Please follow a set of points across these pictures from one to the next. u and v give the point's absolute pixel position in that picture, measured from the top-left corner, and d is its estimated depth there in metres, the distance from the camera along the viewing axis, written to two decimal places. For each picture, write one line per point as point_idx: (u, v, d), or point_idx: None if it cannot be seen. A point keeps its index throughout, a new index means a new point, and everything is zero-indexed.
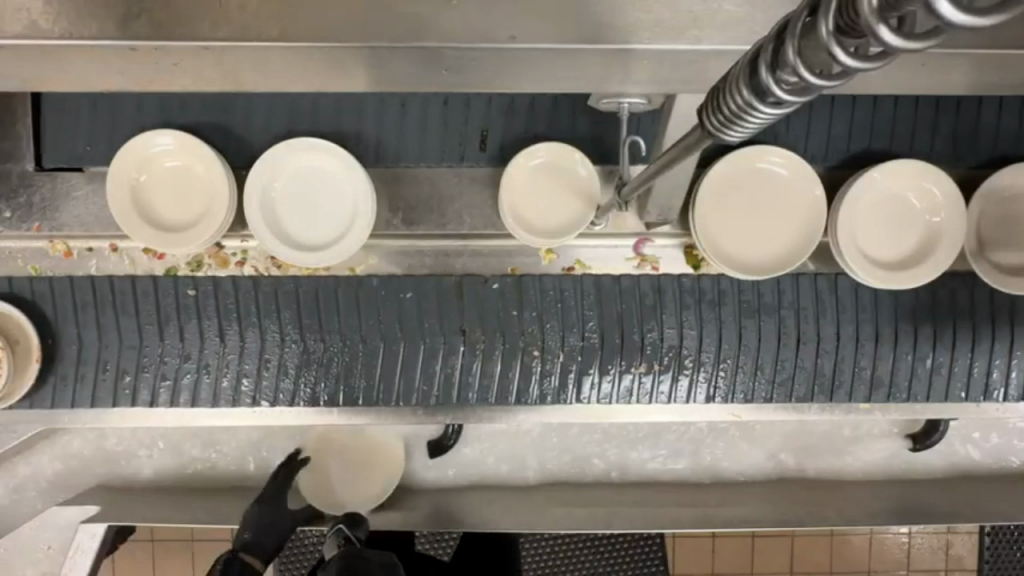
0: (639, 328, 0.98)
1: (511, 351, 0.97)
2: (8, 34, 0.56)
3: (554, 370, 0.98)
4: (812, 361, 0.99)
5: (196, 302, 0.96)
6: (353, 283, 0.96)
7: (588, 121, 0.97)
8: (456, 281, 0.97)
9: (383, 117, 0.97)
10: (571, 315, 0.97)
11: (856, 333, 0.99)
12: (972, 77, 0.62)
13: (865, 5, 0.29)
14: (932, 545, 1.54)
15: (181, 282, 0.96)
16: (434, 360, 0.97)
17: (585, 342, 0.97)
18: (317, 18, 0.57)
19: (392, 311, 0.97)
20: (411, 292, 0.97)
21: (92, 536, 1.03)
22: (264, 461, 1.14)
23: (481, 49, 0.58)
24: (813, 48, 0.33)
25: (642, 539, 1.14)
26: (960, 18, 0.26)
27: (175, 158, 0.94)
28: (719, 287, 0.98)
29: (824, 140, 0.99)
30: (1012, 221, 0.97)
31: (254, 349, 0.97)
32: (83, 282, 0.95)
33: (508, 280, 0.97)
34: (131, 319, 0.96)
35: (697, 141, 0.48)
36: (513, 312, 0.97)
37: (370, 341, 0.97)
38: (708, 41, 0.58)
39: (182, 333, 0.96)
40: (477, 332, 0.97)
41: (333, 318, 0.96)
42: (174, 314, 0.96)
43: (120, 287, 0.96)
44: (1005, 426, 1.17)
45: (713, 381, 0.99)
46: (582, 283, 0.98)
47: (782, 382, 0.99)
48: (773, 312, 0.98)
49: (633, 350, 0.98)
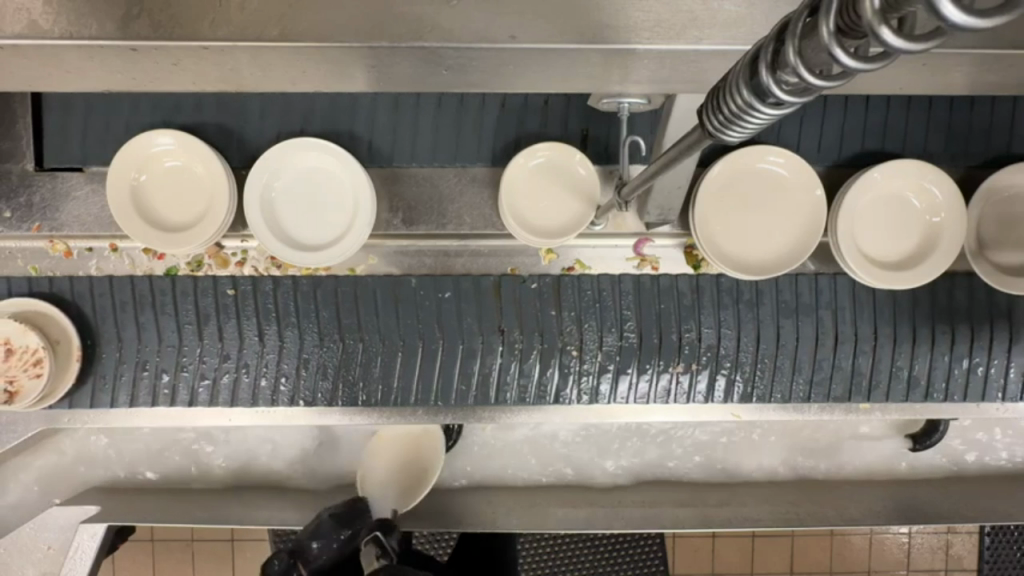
0: (677, 328, 0.97)
1: (550, 351, 0.97)
2: (8, 33, 0.56)
3: (592, 370, 0.98)
4: (850, 361, 0.99)
5: (235, 301, 0.96)
6: (392, 283, 0.96)
7: (588, 121, 0.97)
8: (494, 280, 0.97)
9: (382, 116, 0.97)
10: (608, 317, 0.97)
11: (894, 334, 0.99)
12: (973, 77, 0.62)
13: (868, 6, 0.29)
14: (932, 545, 1.54)
15: (220, 281, 0.95)
16: (473, 360, 0.97)
17: (623, 343, 0.97)
18: (317, 19, 0.57)
19: (430, 311, 0.97)
20: (450, 292, 0.97)
21: (92, 536, 1.04)
22: (263, 461, 1.14)
23: (482, 49, 0.58)
24: (813, 48, 0.33)
25: (642, 540, 1.15)
26: (965, 19, 0.26)
27: (176, 157, 0.94)
28: (757, 287, 0.98)
29: (823, 140, 0.99)
30: (1013, 221, 0.97)
31: (294, 349, 0.96)
32: (123, 281, 0.96)
33: (547, 281, 0.97)
34: (169, 318, 0.95)
35: (698, 142, 0.48)
36: (551, 313, 0.97)
37: (409, 339, 0.96)
38: (708, 41, 0.57)
39: (221, 333, 0.96)
40: (515, 333, 0.97)
41: (372, 317, 0.96)
42: (213, 314, 0.96)
43: (159, 287, 0.95)
44: (1005, 425, 1.17)
45: (754, 381, 0.99)
46: (621, 282, 0.98)
47: (820, 382, 0.99)
48: (811, 312, 0.98)
49: (672, 350, 0.98)
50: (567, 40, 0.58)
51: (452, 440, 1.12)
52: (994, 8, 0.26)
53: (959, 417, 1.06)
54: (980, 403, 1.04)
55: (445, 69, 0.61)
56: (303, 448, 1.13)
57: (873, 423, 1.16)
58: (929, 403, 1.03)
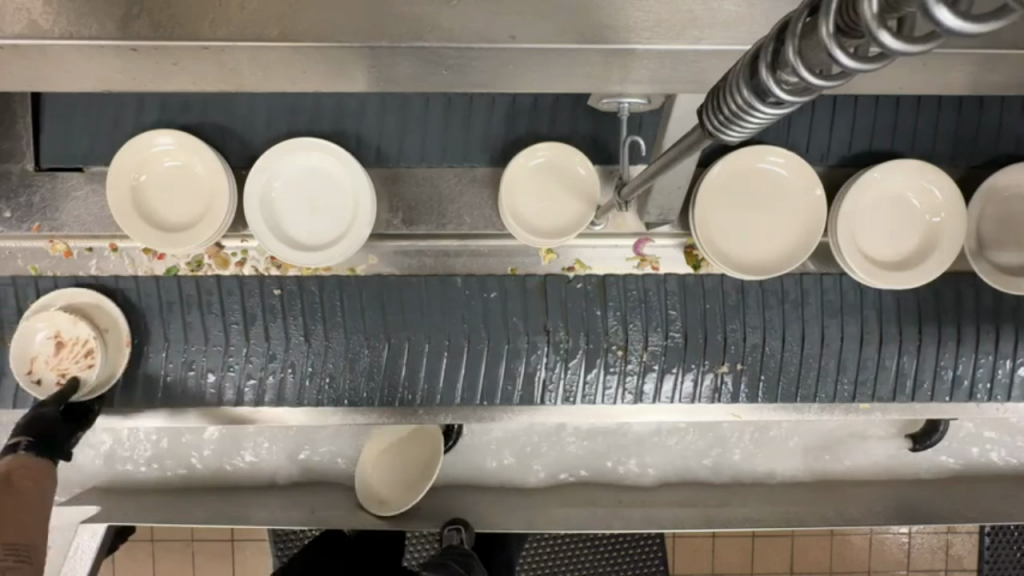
0: (723, 327, 0.98)
1: (595, 351, 0.98)
2: (8, 33, 0.56)
3: (635, 369, 0.99)
4: (895, 361, 0.99)
5: (281, 302, 0.97)
6: (438, 283, 0.97)
7: (588, 120, 0.97)
8: (540, 280, 0.98)
9: (381, 116, 0.97)
10: (654, 315, 0.98)
11: (939, 333, 0.99)
12: (973, 76, 0.62)
13: (866, 8, 0.29)
14: (931, 545, 1.54)
15: (266, 282, 0.97)
16: (518, 360, 0.98)
17: (668, 343, 0.98)
18: (316, 18, 0.58)
19: (477, 310, 0.97)
20: (496, 292, 0.98)
21: (92, 535, 1.03)
22: (263, 461, 1.14)
23: (481, 49, 0.58)
24: (812, 47, 0.33)
25: (642, 540, 1.15)
26: (959, 23, 0.26)
27: (176, 158, 0.94)
28: (801, 286, 0.99)
29: (824, 139, 0.99)
30: (1014, 221, 0.97)
31: (340, 348, 0.97)
32: (169, 282, 0.96)
33: (593, 281, 0.98)
34: (217, 319, 0.96)
35: (698, 142, 0.48)
36: (597, 312, 0.98)
37: (456, 338, 0.97)
38: (707, 41, 0.58)
39: (267, 333, 0.97)
40: (561, 332, 0.97)
41: (418, 317, 0.97)
42: (259, 314, 0.97)
43: (206, 287, 0.96)
44: (1005, 425, 1.17)
45: (800, 382, 0.99)
46: (665, 282, 0.99)
47: (864, 382, 1.00)
48: (856, 311, 0.99)
49: (717, 351, 0.98)
50: (566, 40, 0.58)
51: (451, 440, 1.12)
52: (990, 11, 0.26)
53: (959, 417, 1.05)
54: (980, 403, 1.04)
55: (445, 69, 0.61)
56: (304, 448, 1.14)
57: (872, 423, 1.16)
58: (928, 403, 1.03)
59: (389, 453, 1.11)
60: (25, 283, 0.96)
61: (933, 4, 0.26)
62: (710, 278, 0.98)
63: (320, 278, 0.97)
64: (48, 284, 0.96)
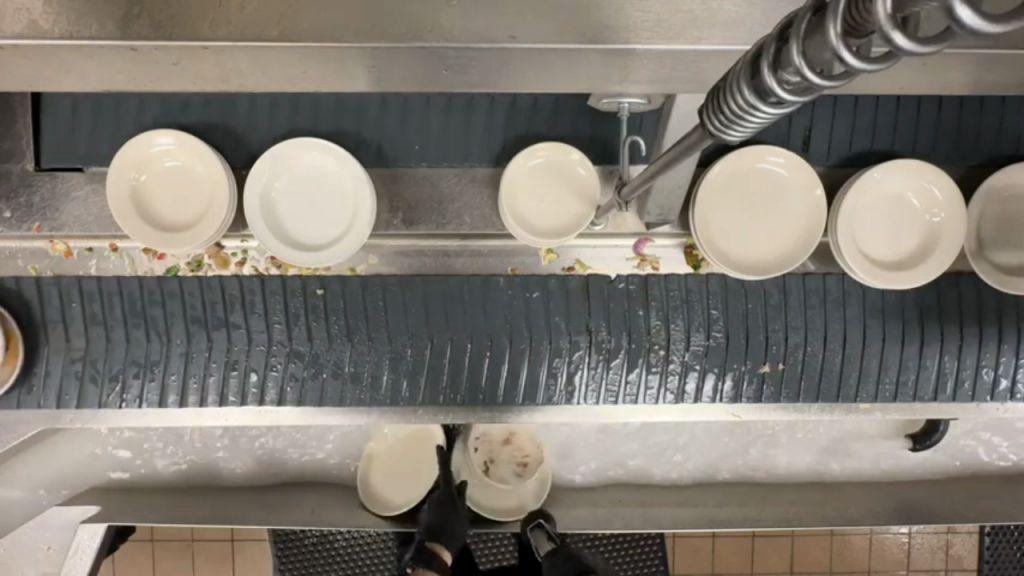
0: (765, 328, 0.98)
1: (637, 352, 0.97)
2: (9, 34, 0.56)
3: (676, 369, 0.98)
4: (937, 361, 0.99)
5: (323, 301, 0.96)
6: (480, 284, 0.97)
7: (588, 120, 0.97)
8: (582, 280, 0.98)
9: (381, 116, 0.96)
10: (696, 315, 0.97)
11: (980, 334, 0.99)
12: (971, 76, 0.62)
13: (880, 8, 0.29)
14: (932, 545, 1.54)
15: (308, 282, 0.96)
16: (559, 360, 0.97)
17: (710, 343, 0.98)
18: (316, 18, 0.58)
19: (519, 311, 0.97)
20: (538, 292, 0.97)
21: (92, 535, 1.04)
22: (263, 460, 1.14)
23: (481, 49, 0.58)
24: (817, 47, 0.33)
25: (642, 540, 1.15)
26: (979, 24, 0.27)
27: (176, 158, 0.94)
28: (844, 286, 0.98)
29: (823, 140, 0.99)
30: (1014, 221, 0.97)
31: (383, 348, 0.96)
32: (212, 282, 0.96)
33: (636, 281, 0.98)
34: (259, 319, 0.96)
35: (698, 142, 0.48)
36: (640, 312, 0.97)
37: (499, 340, 0.96)
38: (707, 41, 0.58)
39: (309, 333, 0.96)
40: (603, 332, 0.97)
41: (461, 318, 0.96)
42: (302, 313, 0.96)
43: (248, 286, 0.96)
44: (1006, 425, 1.17)
45: (842, 383, 0.99)
46: (708, 281, 0.98)
47: (906, 383, 1.00)
48: (898, 312, 0.99)
49: (758, 350, 0.98)
50: (566, 40, 0.58)
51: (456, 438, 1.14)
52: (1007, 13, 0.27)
53: (958, 417, 1.05)
54: (980, 404, 1.03)
55: (445, 69, 0.61)
56: (304, 450, 1.13)
57: (873, 423, 1.16)
58: (928, 403, 1.03)
59: (388, 456, 1.11)
60: (69, 283, 0.95)
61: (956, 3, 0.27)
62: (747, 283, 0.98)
63: (363, 278, 0.96)
64: (91, 284, 0.95)
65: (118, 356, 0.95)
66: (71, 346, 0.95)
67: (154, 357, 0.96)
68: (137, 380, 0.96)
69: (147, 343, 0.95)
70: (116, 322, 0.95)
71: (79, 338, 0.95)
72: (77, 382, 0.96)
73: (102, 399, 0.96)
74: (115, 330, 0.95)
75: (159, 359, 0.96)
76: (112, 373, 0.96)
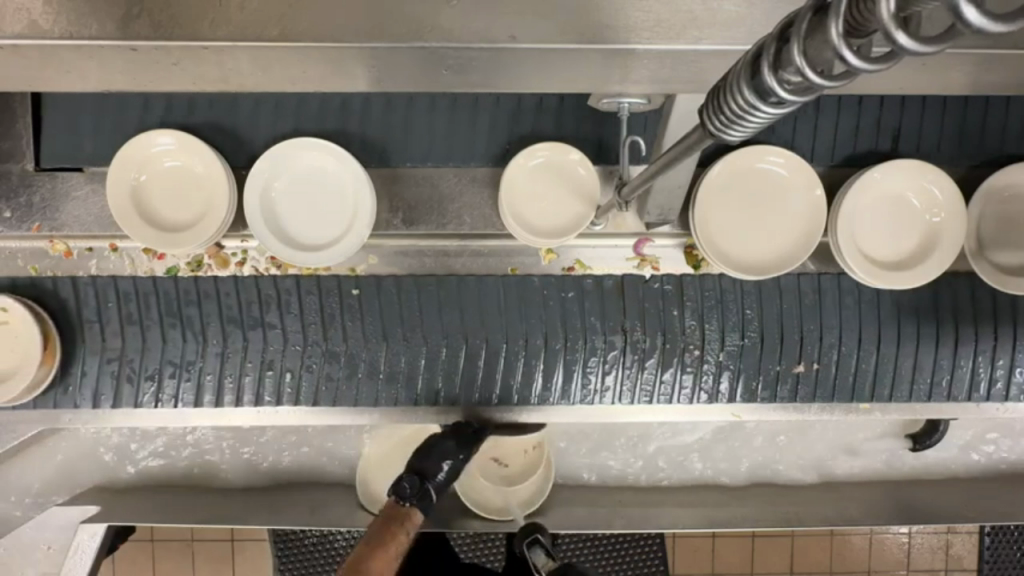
0: (800, 327, 0.98)
1: (671, 352, 0.98)
2: (9, 33, 0.56)
3: (711, 369, 0.99)
4: (971, 362, 1.00)
5: (359, 301, 0.97)
6: (517, 285, 0.98)
7: (588, 120, 0.97)
8: (617, 280, 0.98)
9: (381, 116, 0.96)
10: (731, 315, 0.98)
11: (1014, 333, 0.99)
12: (971, 76, 0.62)
13: (883, 9, 0.29)
14: (932, 545, 1.54)
15: (345, 282, 0.97)
16: (593, 360, 0.98)
17: (744, 342, 0.98)
18: (316, 18, 0.58)
19: (554, 310, 0.97)
20: (573, 292, 0.98)
21: (92, 535, 1.04)
22: (263, 459, 1.14)
23: (481, 49, 0.58)
24: (818, 47, 0.33)
25: (642, 540, 1.15)
26: (983, 23, 0.27)
27: (176, 158, 0.94)
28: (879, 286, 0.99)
29: (823, 140, 0.99)
30: (1014, 221, 0.97)
31: (418, 348, 0.97)
32: (249, 281, 0.96)
33: (671, 282, 0.98)
34: (295, 319, 0.96)
35: (698, 142, 0.48)
36: (674, 312, 0.98)
37: (532, 339, 0.97)
38: (707, 41, 0.58)
39: (345, 333, 0.96)
40: (638, 332, 0.97)
41: (496, 317, 0.97)
42: (338, 314, 0.97)
43: (284, 286, 0.96)
44: (1006, 425, 1.17)
45: (876, 383, 1.00)
46: (744, 283, 0.98)
47: (939, 384, 1.00)
48: (931, 313, 0.99)
49: (793, 350, 0.98)
50: (566, 40, 0.58)
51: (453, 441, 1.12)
52: (1010, 13, 0.27)
53: (958, 417, 1.05)
54: (980, 403, 1.03)
55: (445, 69, 0.61)
56: (304, 449, 1.14)
57: (873, 423, 1.16)
58: (928, 403, 1.02)
59: (389, 455, 1.11)
60: (105, 284, 0.96)
61: (961, 4, 0.27)
62: (753, 283, 0.98)
63: (399, 278, 0.97)
64: (127, 284, 0.96)
65: (154, 357, 0.96)
66: (107, 347, 0.96)
67: (189, 357, 0.96)
68: (172, 380, 0.97)
69: (182, 343, 0.96)
70: (152, 322, 0.96)
71: (115, 338, 0.96)
72: (113, 382, 0.96)
73: (138, 399, 0.97)
74: (152, 330, 0.96)
75: (195, 358, 0.96)
76: (147, 374, 0.97)
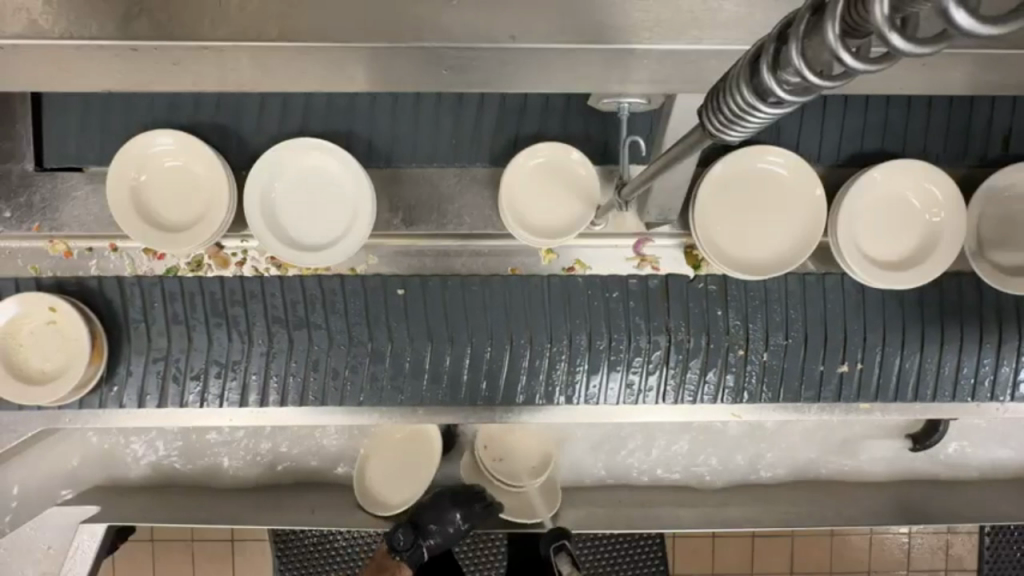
0: (843, 325, 0.98)
1: (715, 351, 0.97)
2: (10, 33, 0.57)
3: (755, 368, 0.98)
4: (1015, 362, 0.99)
5: (405, 301, 0.96)
6: (563, 286, 0.97)
7: (588, 120, 0.97)
8: (661, 281, 0.98)
9: (381, 116, 0.96)
10: (774, 315, 0.98)
11: None
12: (967, 74, 0.62)
13: (876, 10, 0.29)
14: (932, 545, 1.54)
15: (390, 282, 0.96)
16: (637, 359, 0.97)
17: (789, 341, 0.98)
18: (316, 17, 0.58)
19: (599, 310, 0.97)
20: (618, 292, 0.97)
21: (92, 535, 1.04)
22: (263, 458, 1.14)
23: (482, 48, 0.59)
24: (815, 48, 0.33)
25: (642, 540, 1.15)
26: (975, 26, 0.27)
27: (176, 158, 0.94)
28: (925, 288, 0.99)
29: (823, 140, 0.99)
30: (1015, 220, 0.97)
31: (462, 347, 0.96)
32: (294, 282, 0.96)
33: (715, 281, 0.98)
34: (340, 320, 0.96)
35: (699, 141, 0.48)
36: (718, 312, 0.97)
37: (575, 337, 0.96)
38: (707, 41, 0.58)
39: (390, 334, 0.96)
40: (682, 332, 0.97)
41: (542, 317, 0.97)
42: (382, 314, 0.96)
43: (330, 287, 0.96)
44: (1006, 425, 1.17)
45: (919, 384, 1.00)
46: (788, 283, 0.98)
47: (981, 385, 1.00)
48: (975, 312, 0.99)
49: (836, 350, 0.98)
50: (566, 40, 0.58)
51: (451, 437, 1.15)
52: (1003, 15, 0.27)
53: (963, 417, 1.04)
54: (982, 403, 1.02)
55: (445, 69, 0.61)
56: (304, 448, 1.14)
57: (873, 423, 1.16)
58: (927, 404, 1.02)
59: (388, 457, 1.11)
60: (152, 285, 0.96)
61: (949, 6, 0.27)
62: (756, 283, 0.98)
63: (444, 278, 0.97)
64: (174, 284, 0.96)
65: (199, 357, 0.96)
66: (152, 347, 0.96)
67: (234, 357, 0.96)
68: (217, 380, 0.97)
69: (228, 342, 0.96)
70: (198, 322, 0.96)
71: (161, 338, 0.96)
72: (158, 381, 0.96)
73: (183, 399, 0.97)
74: (198, 331, 0.96)
75: (241, 357, 0.96)
76: (192, 373, 0.96)
